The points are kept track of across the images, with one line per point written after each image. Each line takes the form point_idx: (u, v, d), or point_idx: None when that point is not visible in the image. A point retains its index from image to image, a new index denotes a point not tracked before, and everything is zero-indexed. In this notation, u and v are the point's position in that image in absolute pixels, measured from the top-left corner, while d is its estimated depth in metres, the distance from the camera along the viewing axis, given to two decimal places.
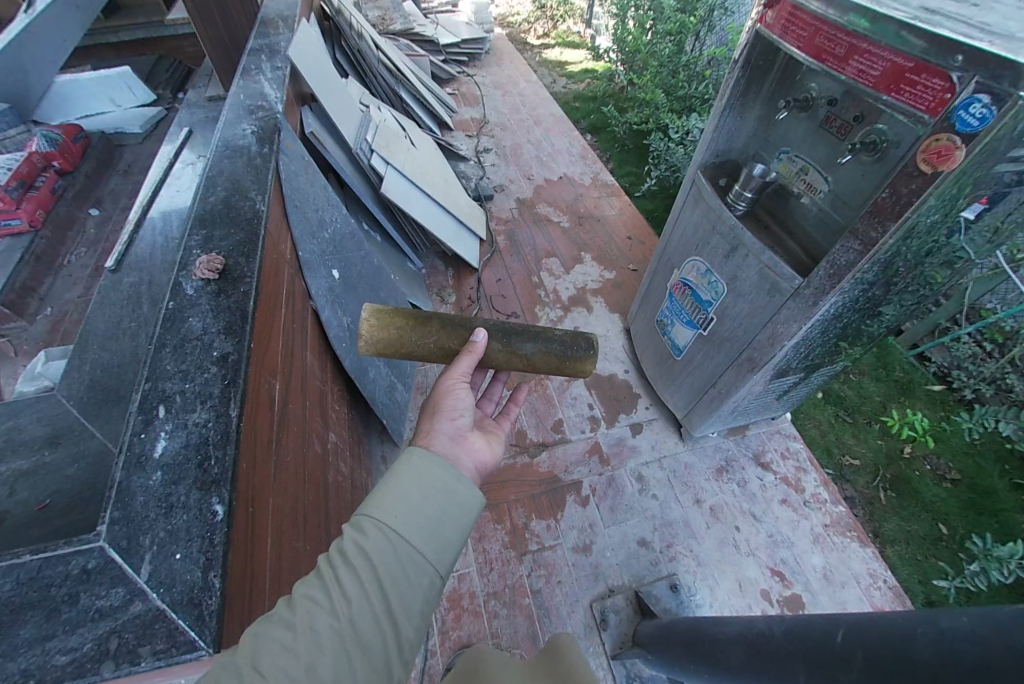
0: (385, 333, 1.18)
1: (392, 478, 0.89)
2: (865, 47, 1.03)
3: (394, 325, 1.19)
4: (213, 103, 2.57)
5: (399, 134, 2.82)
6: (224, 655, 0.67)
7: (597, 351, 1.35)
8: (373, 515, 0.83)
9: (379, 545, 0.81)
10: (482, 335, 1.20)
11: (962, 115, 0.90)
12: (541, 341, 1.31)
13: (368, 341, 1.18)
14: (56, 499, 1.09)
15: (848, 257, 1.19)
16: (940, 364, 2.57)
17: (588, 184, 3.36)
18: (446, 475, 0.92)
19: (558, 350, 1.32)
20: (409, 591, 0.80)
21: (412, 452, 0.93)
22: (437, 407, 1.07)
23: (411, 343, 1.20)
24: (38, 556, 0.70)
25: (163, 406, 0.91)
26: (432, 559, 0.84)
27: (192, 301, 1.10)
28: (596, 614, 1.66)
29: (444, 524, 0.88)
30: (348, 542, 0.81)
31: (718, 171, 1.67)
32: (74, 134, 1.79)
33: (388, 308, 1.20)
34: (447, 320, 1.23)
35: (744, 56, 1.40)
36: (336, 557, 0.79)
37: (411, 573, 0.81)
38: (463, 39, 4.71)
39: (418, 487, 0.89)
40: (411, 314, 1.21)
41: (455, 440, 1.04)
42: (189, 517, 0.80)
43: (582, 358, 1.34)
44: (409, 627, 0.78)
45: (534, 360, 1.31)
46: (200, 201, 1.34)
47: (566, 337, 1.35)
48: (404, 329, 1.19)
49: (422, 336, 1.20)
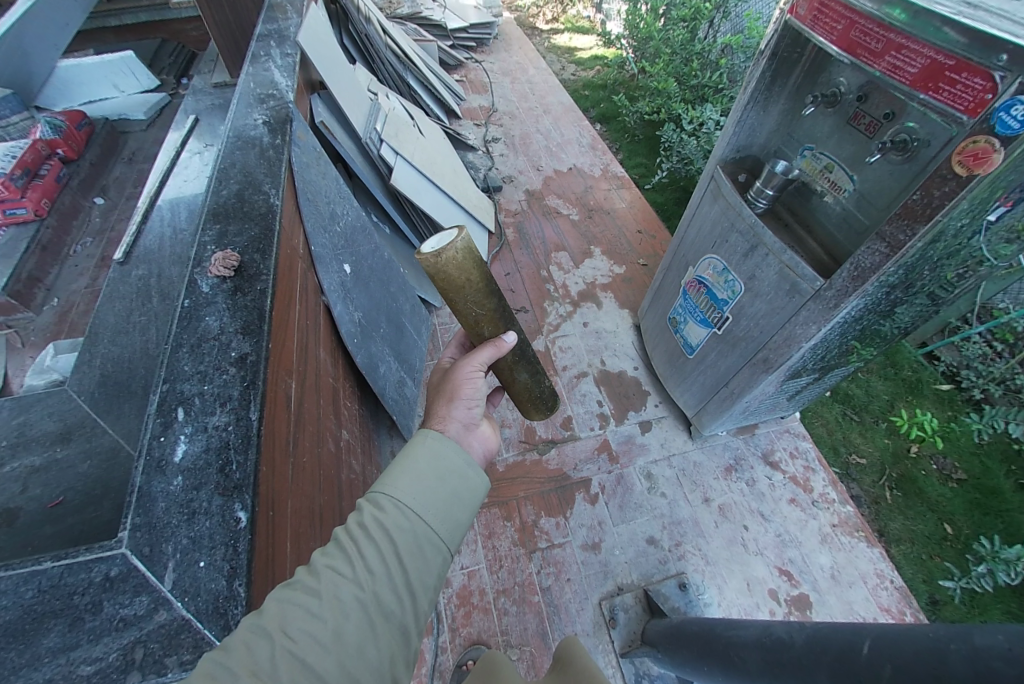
0: (458, 274, 1.01)
1: (406, 457, 0.88)
2: (903, 42, 0.99)
3: (470, 274, 1.03)
4: (219, 89, 2.52)
5: (408, 123, 2.77)
6: (250, 619, 0.67)
7: (550, 411, 1.49)
8: (390, 491, 0.83)
9: (397, 520, 0.80)
10: (515, 339, 1.16)
11: (1003, 117, 0.86)
12: (534, 375, 1.36)
13: (438, 265, 0.97)
14: (70, 495, 1.09)
15: (874, 260, 1.16)
16: (949, 364, 2.54)
17: (598, 175, 3.31)
18: (458, 457, 0.92)
19: (537, 390, 1.40)
20: (425, 567, 0.79)
21: (426, 435, 0.93)
22: (451, 395, 1.05)
23: (464, 296, 1.06)
24: (60, 563, 0.71)
25: (182, 408, 0.90)
26: (445, 537, 0.84)
27: (209, 299, 1.09)
28: (606, 612, 1.67)
29: (456, 504, 0.88)
30: (367, 516, 0.80)
31: (737, 166, 1.64)
32: (77, 121, 1.85)
33: (475, 255, 1.03)
34: (499, 308, 1.15)
35: (772, 48, 1.36)
36: (354, 531, 0.79)
37: (427, 549, 0.81)
38: (471, 24, 4.60)
39: (432, 467, 0.88)
40: (486, 275, 1.07)
41: (468, 427, 1.02)
42: (213, 524, 0.79)
43: (538, 407, 1.46)
44: (426, 601, 0.77)
45: (515, 385, 1.35)
46: (212, 195, 1.32)
47: (545, 390, 1.44)
48: (472, 284, 1.04)
49: (477, 301, 1.08)
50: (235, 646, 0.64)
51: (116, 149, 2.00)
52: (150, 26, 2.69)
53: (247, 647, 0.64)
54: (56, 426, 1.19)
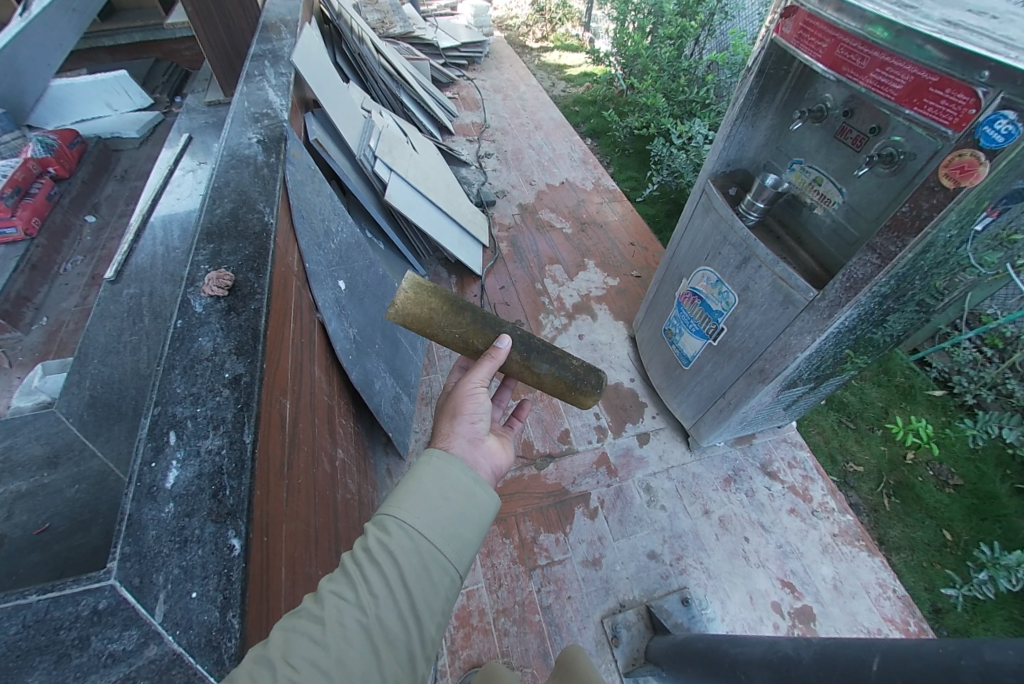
0: (416, 309, 1.09)
1: (411, 477, 0.86)
2: (887, 59, 1.01)
3: (428, 303, 1.10)
4: (213, 108, 2.57)
5: (401, 140, 2.80)
6: (256, 647, 0.67)
7: (603, 390, 1.35)
8: (396, 514, 0.81)
9: (402, 543, 0.78)
10: (508, 342, 1.14)
11: (987, 131, 0.88)
12: (556, 363, 1.28)
13: (398, 311, 1.08)
14: (57, 521, 1.06)
15: (865, 271, 1.17)
16: (941, 370, 2.57)
17: (590, 189, 3.35)
18: (465, 476, 0.89)
19: (569, 375, 1.30)
20: (432, 591, 0.77)
21: (431, 455, 0.90)
22: (457, 408, 1.03)
23: (438, 326, 1.12)
24: (47, 596, 0.68)
25: (174, 432, 0.89)
26: (453, 558, 0.81)
27: (202, 319, 1.07)
28: (608, 630, 1.64)
29: (464, 524, 0.85)
30: (372, 539, 0.78)
31: (728, 180, 1.66)
32: (69, 140, 1.87)
33: (429, 285, 1.11)
34: (480, 318, 1.15)
35: (759, 66, 1.39)
36: (359, 555, 0.77)
37: (434, 572, 0.78)
38: (463, 43, 4.68)
39: (439, 487, 0.86)
40: (448, 297, 1.12)
41: (474, 443, 1.00)
42: (205, 552, 0.77)
43: (585, 392, 1.33)
44: (432, 626, 0.75)
45: (544, 381, 1.29)
46: (206, 213, 1.32)
47: (580, 371, 1.32)
48: (437, 309, 1.11)
49: (452, 324, 1.12)
50: (239, 676, 0.62)
51: (108, 167, 2.01)
52: (145, 45, 2.80)
53: (251, 676, 0.63)
54: (44, 449, 1.17)
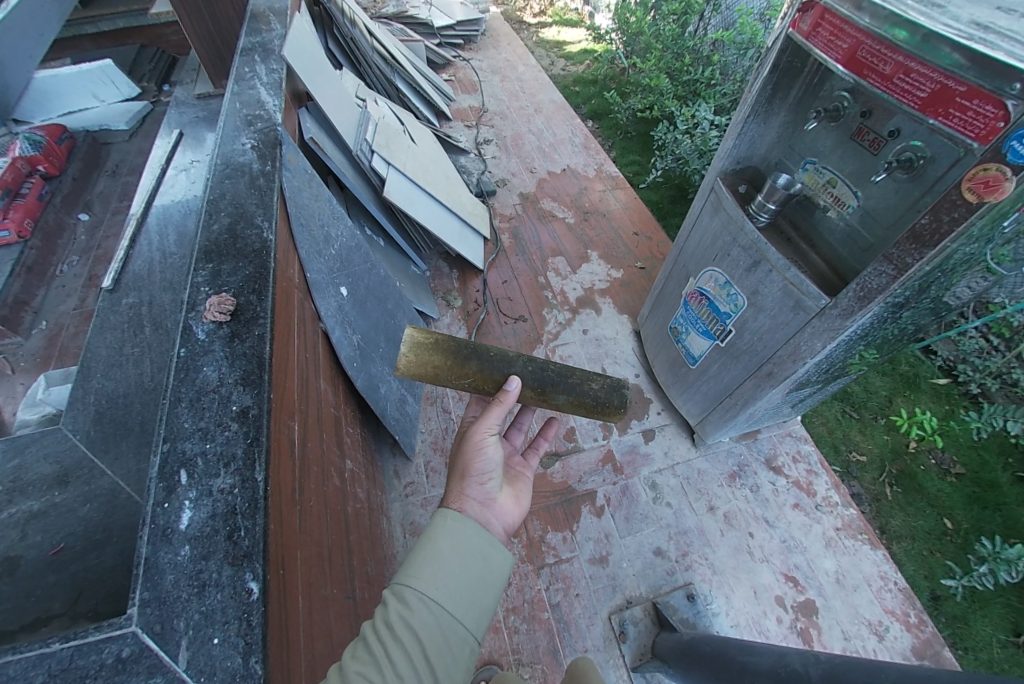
0: (421, 368, 1.13)
1: (427, 544, 0.88)
2: (912, 64, 0.96)
3: (431, 362, 1.13)
4: (202, 100, 2.49)
5: (399, 132, 2.71)
6: None
7: (622, 410, 1.32)
8: (415, 585, 0.82)
9: (423, 615, 0.80)
10: (517, 384, 1.11)
11: (1015, 146, 0.84)
12: (573, 391, 1.28)
13: (404, 372, 1.14)
14: (71, 541, 1.05)
15: (880, 280, 1.15)
16: (945, 358, 2.56)
17: (592, 176, 3.28)
18: (480, 538, 0.92)
19: (589, 400, 1.29)
20: (453, 662, 0.78)
21: (446, 517, 0.92)
22: (466, 469, 1.02)
23: (446, 379, 1.15)
24: (69, 644, 0.68)
25: (185, 472, 0.88)
26: (471, 626, 0.83)
27: (206, 347, 1.06)
28: (616, 626, 1.68)
29: (481, 590, 0.87)
30: (393, 613, 0.79)
31: (737, 178, 1.61)
32: (58, 135, 1.82)
33: (428, 342, 1.13)
34: (486, 362, 1.16)
35: (773, 62, 1.33)
36: (382, 631, 0.78)
37: (455, 643, 0.80)
38: (457, 21, 4.50)
39: (455, 552, 0.88)
40: (451, 351, 1.14)
41: (485, 505, 1.00)
42: (224, 596, 0.77)
43: (608, 409, 1.31)
44: None
45: (563, 408, 1.29)
46: (204, 230, 1.29)
47: (601, 393, 1.30)
48: (441, 366, 1.13)
49: (459, 377, 1.15)
50: None
51: (97, 163, 1.98)
52: (131, 30, 2.72)
53: None
54: (53, 469, 1.17)
